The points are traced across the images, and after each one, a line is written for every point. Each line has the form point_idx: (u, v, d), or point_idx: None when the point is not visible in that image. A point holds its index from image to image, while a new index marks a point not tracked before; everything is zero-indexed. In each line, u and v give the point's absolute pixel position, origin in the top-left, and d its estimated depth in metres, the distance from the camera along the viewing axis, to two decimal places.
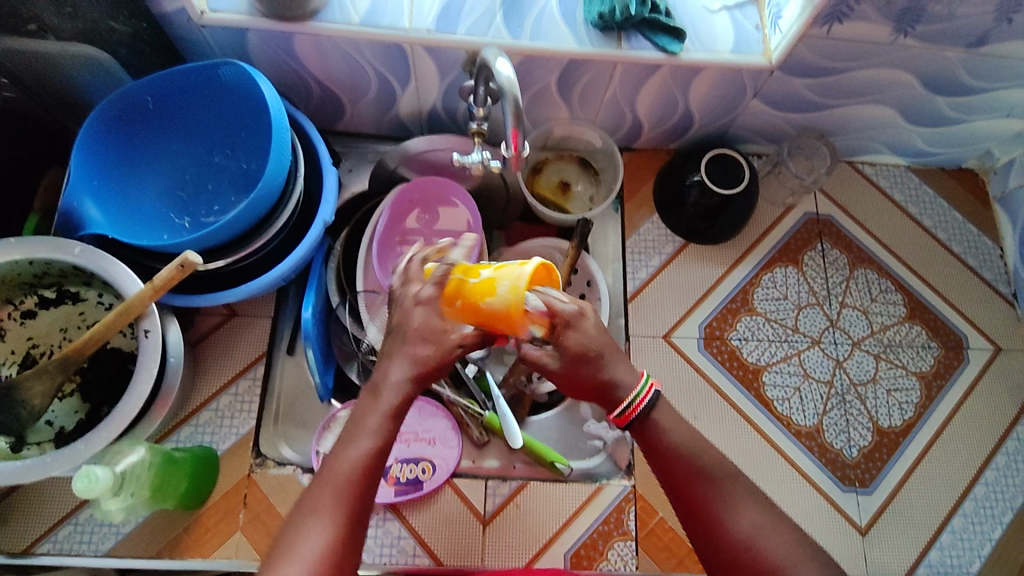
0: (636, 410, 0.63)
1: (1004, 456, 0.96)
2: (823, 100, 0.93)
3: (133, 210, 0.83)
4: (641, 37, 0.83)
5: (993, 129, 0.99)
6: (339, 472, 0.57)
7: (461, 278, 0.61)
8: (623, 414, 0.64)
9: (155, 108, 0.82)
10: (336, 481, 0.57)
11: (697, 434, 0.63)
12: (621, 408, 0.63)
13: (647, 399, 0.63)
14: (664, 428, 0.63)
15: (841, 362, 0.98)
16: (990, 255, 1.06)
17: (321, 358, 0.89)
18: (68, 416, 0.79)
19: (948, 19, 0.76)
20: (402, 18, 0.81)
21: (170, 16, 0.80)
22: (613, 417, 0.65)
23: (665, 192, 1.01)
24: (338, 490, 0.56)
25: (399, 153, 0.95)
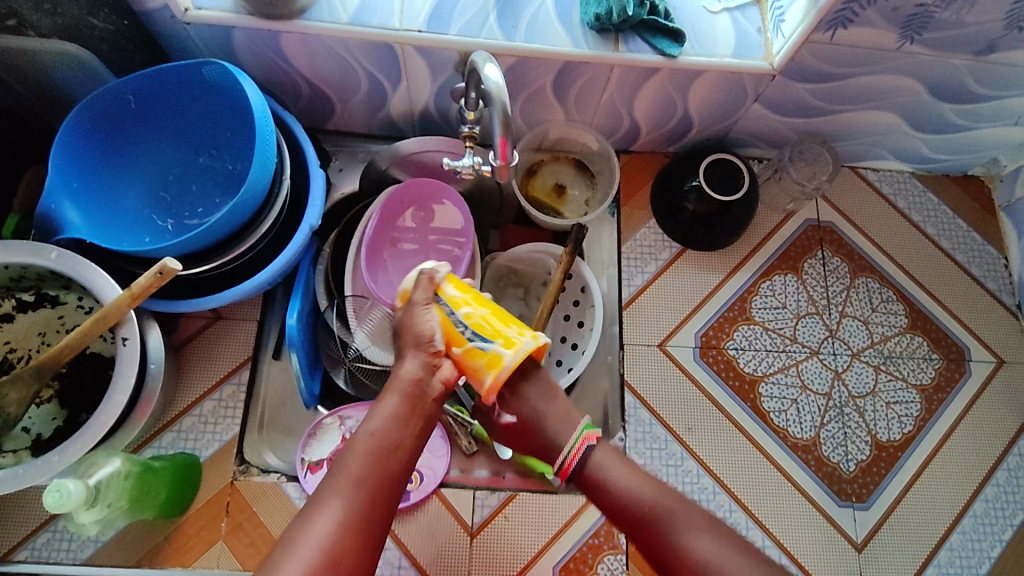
0: (573, 463, 0.68)
1: (1005, 472, 0.93)
2: (826, 106, 0.90)
3: (114, 212, 0.81)
4: (638, 39, 0.81)
5: (1000, 136, 0.96)
6: (354, 457, 0.62)
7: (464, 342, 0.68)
8: (563, 468, 0.69)
9: (137, 107, 0.80)
10: (352, 465, 0.62)
11: (637, 476, 0.67)
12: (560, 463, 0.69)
13: (582, 453, 0.68)
14: (606, 473, 0.67)
15: (840, 373, 0.96)
16: (994, 265, 1.03)
17: (307, 364, 0.87)
18: (46, 423, 0.77)
19: (957, 26, 0.74)
20: (392, 18, 0.78)
21: (153, 13, 0.77)
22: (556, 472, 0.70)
23: (662, 198, 0.99)
24: (349, 475, 0.61)
25: (390, 153, 0.92)
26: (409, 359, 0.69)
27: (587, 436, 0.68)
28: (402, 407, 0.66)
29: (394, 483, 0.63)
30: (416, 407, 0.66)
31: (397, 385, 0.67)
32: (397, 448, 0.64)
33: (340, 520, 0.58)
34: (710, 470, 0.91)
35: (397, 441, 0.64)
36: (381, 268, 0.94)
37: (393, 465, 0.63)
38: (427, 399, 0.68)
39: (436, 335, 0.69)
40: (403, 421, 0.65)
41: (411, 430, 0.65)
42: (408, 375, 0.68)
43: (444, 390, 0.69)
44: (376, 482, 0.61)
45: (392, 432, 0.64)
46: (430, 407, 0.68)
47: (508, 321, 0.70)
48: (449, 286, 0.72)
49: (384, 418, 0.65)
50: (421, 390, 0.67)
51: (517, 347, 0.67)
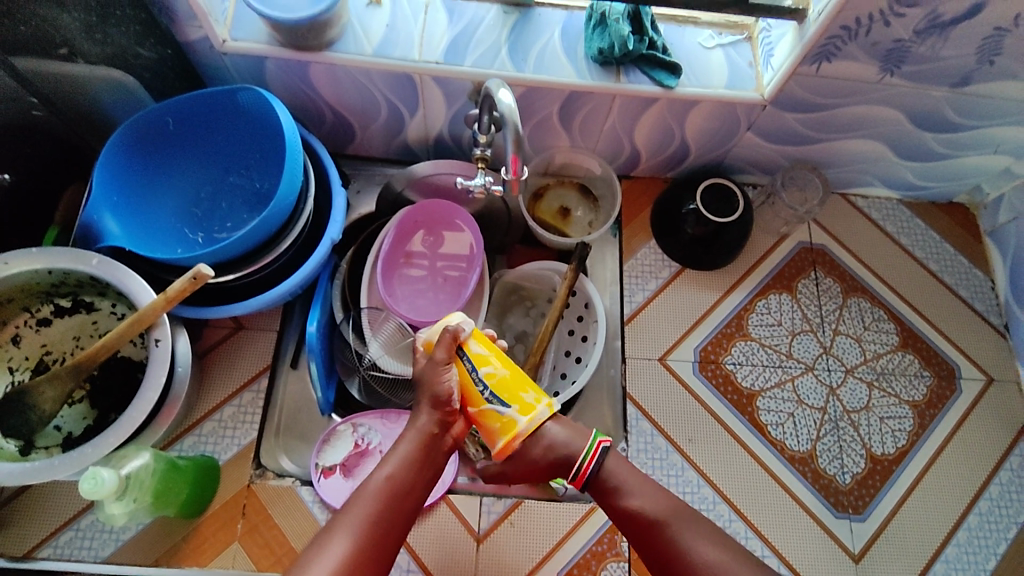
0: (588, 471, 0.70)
1: (998, 487, 0.96)
2: (814, 134, 0.96)
3: (150, 226, 0.87)
4: (638, 71, 0.87)
5: (981, 165, 1.02)
6: (367, 495, 0.66)
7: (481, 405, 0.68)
8: (578, 476, 0.70)
9: (176, 129, 0.86)
10: (365, 502, 0.65)
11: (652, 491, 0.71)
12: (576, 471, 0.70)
13: (596, 459, 0.70)
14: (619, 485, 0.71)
15: (835, 389, 1.00)
16: (981, 287, 1.08)
17: (324, 372, 0.92)
18: (77, 422, 0.82)
19: (934, 60, 0.80)
20: (412, 50, 0.86)
21: (194, 44, 0.85)
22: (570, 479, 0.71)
23: (662, 219, 1.04)
24: (362, 512, 0.64)
25: (406, 176, 1.00)
26: (427, 413, 0.71)
27: (600, 443, 0.71)
28: (416, 453, 0.69)
29: (402, 523, 0.66)
30: (429, 455, 0.70)
31: (414, 433, 0.70)
32: (408, 492, 0.67)
33: (350, 553, 0.61)
34: (710, 481, 0.94)
35: (408, 484, 0.67)
36: (395, 281, 0.99)
37: (403, 507, 0.66)
38: (440, 449, 0.71)
39: (454, 395, 0.69)
40: (417, 467, 0.69)
41: (422, 476, 0.69)
42: (426, 427, 0.70)
43: (454, 443, 0.72)
44: (386, 521, 0.64)
45: (404, 475, 0.68)
46: (440, 458, 0.71)
47: (528, 384, 0.68)
48: (474, 344, 0.69)
49: (400, 463, 0.68)
50: (436, 441, 0.70)
51: (531, 418, 0.67)
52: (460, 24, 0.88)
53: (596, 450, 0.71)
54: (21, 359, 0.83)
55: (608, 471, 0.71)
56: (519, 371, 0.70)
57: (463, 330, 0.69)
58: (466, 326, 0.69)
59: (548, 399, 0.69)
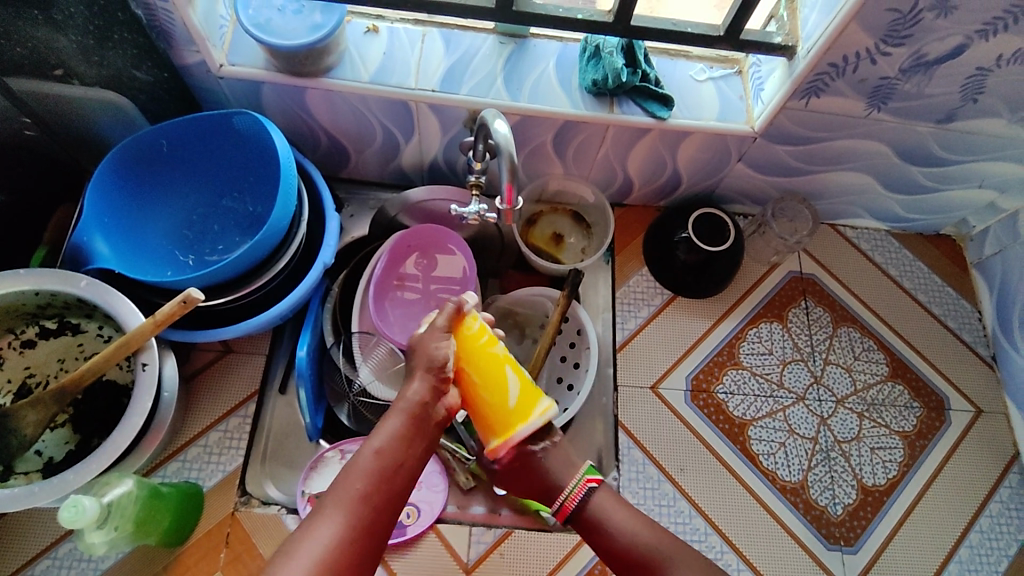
0: (574, 502, 0.73)
1: (988, 519, 0.96)
2: (804, 166, 0.97)
3: (140, 247, 0.86)
4: (631, 103, 0.89)
5: (966, 199, 1.04)
6: (357, 474, 0.63)
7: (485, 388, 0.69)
8: (564, 508, 0.73)
9: (170, 151, 0.86)
10: (355, 481, 0.62)
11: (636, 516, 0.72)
12: (561, 501, 0.73)
13: (582, 494, 0.73)
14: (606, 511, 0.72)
15: (826, 419, 1.00)
16: (969, 318, 1.09)
17: (313, 397, 0.90)
18: (59, 446, 0.80)
19: (919, 97, 0.82)
20: (408, 78, 0.87)
21: (190, 67, 0.85)
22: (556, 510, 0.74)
23: (655, 247, 1.05)
24: (350, 492, 0.61)
25: (400, 201, 0.99)
26: (420, 380, 0.69)
27: (587, 480, 0.73)
28: (405, 429, 0.67)
29: (392, 503, 0.63)
30: (420, 426, 0.67)
31: (403, 405, 0.68)
32: (398, 470, 0.65)
33: (340, 534, 0.59)
34: (701, 511, 0.93)
35: (399, 462, 0.65)
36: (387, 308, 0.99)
37: (393, 487, 0.64)
38: (430, 420, 0.68)
39: (449, 364, 0.69)
40: (407, 442, 0.66)
41: (415, 449, 0.66)
42: (416, 396, 0.68)
43: (447, 415, 0.70)
44: (375, 500, 0.62)
45: (394, 452, 0.65)
46: (432, 429, 0.68)
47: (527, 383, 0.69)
48: (479, 323, 0.70)
49: (389, 436, 0.66)
50: (428, 412, 0.68)
51: (526, 424, 0.68)
52: (457, 53, 0.89)
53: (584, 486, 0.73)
54: (3, 382, 0.82)
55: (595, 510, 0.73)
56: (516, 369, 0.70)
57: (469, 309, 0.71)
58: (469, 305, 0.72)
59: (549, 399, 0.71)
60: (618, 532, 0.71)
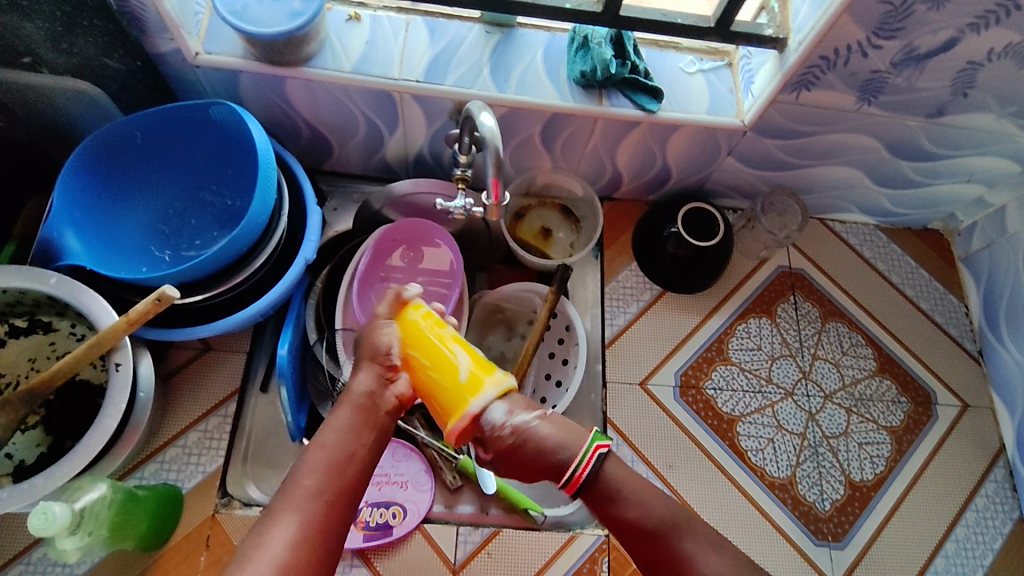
0: (583, 474, 0.70)
1: (974, 513, 0.96)
2: (794, 160, 0.96)
3: (113, 243, 0.83)
4: (621, 95, 0.87)
5: (955, 193, 1.03)
6: (307, 470, 0.63)
7: (427, 367, 0.68)
8: (572, 482, 0.70)
9: (144, 143, 0.83)
10: (305, 478, 0.62)
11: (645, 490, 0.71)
12: (569, 475, 0.70)
13: (592, 464, 0.70)
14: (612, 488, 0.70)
15: (814, 414, 0.99)
16: (956, 313, 1.09)
17: (295, 397, 0.88)
18: (29, 449, 0.77)
19: (910, 90, 0.81)
20: (392, 68, 0.84)
21: (164, 56, 0.82)
22: (564, 486, 0.71)
23: (644, 241, 1.04)
24: (301, 490, 0.61)
25: (384, 195, 0.97)
26: (363, 374, 0.70)
27: (598, 446, 0.71)
28: (355, 418, 0.67)
29: (347, 495, 0.63)
30: (370, 417, 0.68)
31: (351, 397, 0.69)
32: (350, 459, 0.65)
33: (295, 531, 0.59)
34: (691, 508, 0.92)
35: (350, 453, 0.65)
36: (372, 301, 0.96)
37: (346, 478, 0.64)
38: (379, 409, 0.69)
39: (394, 350, 0.70)
40: (357, 433, 0.67)
41: (365, 439, 0.67)
42: (362, 387, 0.69)
43: (399, 403, 0.70)
44: (328, 493, 0.62)
45: (344, 443, 0.65)
46: (384, 419, 0.69)
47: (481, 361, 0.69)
48: (418, 307, 0.72)
49: (338, 430, 0.66)
50: (376, 401, 0.69)
51: (479, 395, 0.67)
52: (442, 42, 0.87)
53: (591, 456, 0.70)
54: None
55: (605, 477, 0.70)
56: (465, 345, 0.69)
57: (412, 291, 0.73)
58: (411, 288, 0.73)
59: (504, 373, 0.69)
60: (624, 496, 0.69)
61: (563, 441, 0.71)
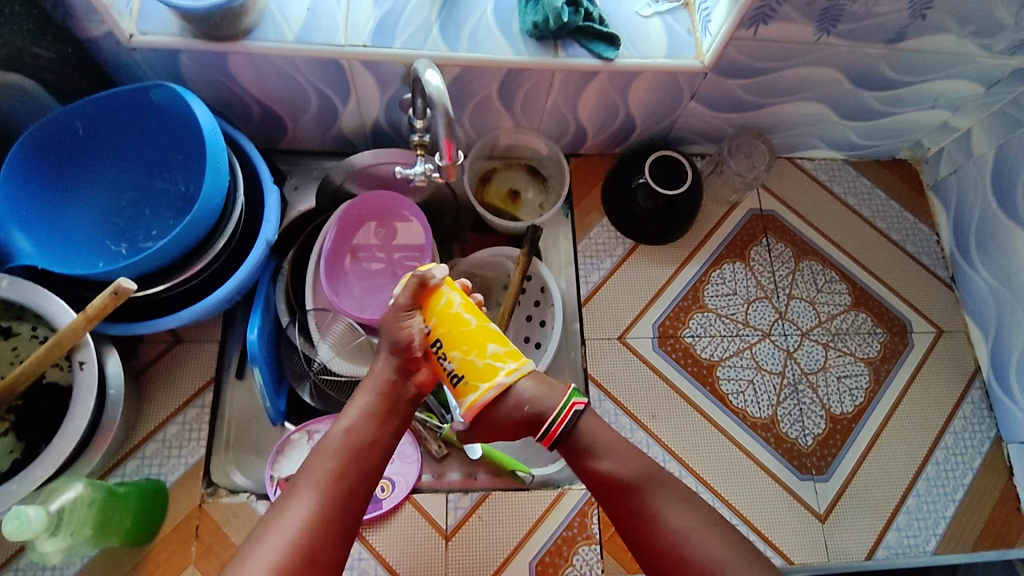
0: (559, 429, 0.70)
1: (953, 435, 0.98)
2: (757, 99, 0.95)
3: (65, 240, 0.80)
4: (576, 45, 0.85)
5: (921, 121, 1.03)
6: (330, 452, 0.65)
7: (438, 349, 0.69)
8: (548, 435, 0.70)
9: (86, 134, 0.80)
10: (328, 458, 0.64)
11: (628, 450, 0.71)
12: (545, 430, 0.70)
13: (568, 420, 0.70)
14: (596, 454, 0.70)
15: (792, 352, 1.00)
16: (927, 241, 1.09)
17: (271, 381, 0.87)
18: (2, 457, 0.75)
19: (868, 17, 0.79)
20: (337, 34, 0.81)
21: (97, 40, 0.78)
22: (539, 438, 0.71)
23: (613, 196, 1.03)
24: (323, 471, 0.63)
25: (343, 168, 0.95)
26: (384, 362, 0.71)
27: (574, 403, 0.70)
28: (376, 405, 0.69)
29: (368, 478, 0.66)
30: (390, 407, 0.70)
31: (373, 384, 0.70)
32: (372, 444, 0.67)
33: (315, 509, 0.61)
34: (676, 455, 0.93)
35: (370, 438, 0.67)
36: (342, 277, 0.96)
37: (368, 460, 0.66)
38: (401, 398, 0.71)
39: (416, 340, 0.68)
40: (378, 420, 0.68)
41: (386, 428, 0.69)
42: (384, 376, 0.70)
43: (418, 391, 0.72)
44: (351, 473, 0.64)
45: (367, 429, 0.67)
46: (404, 408, 0.71)
47: (482, 365, 0.66)
48: (447, 286, 0.68)
49: (358, 416, 0.68)
50: (397, 391, 0.70)
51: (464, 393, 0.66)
52: (387, 4, 0.83)
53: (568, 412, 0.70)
54: None
55: (580, 432, 0.71)
56: (478, 339, 0.66)
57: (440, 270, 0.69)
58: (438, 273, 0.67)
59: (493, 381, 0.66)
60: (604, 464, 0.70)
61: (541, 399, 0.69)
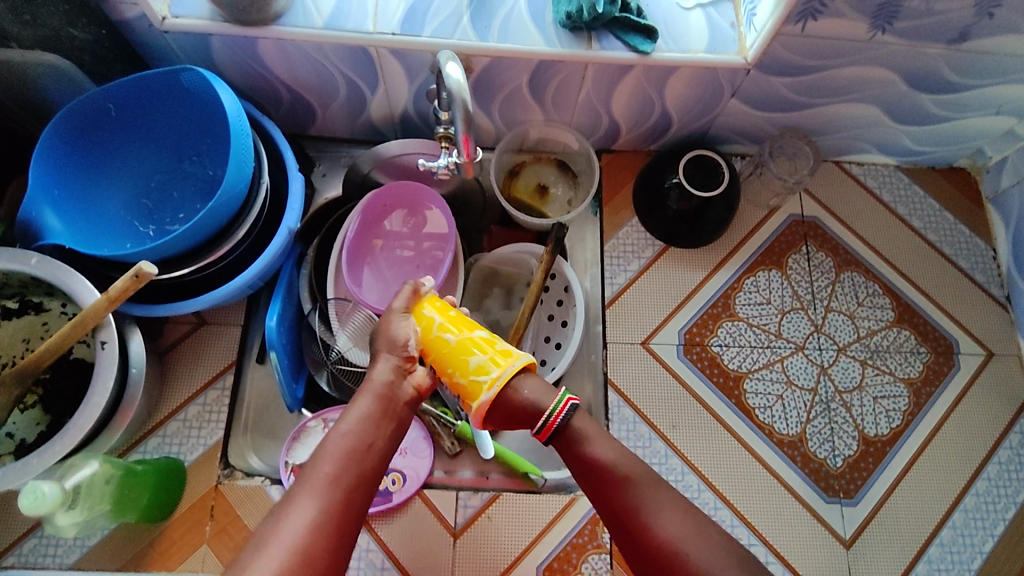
0: (556, 422, 0.70)
1: (997, 466, 0.92)
2: (803, 99, 0.90)
3: (95, 220, 0.81)
4: (612, 36, 0.81)
5: (983, 127, 0.95)
6: (326, 458, 0.64)
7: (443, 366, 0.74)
8: (547, 427, 0.70)
9: (118, 116, 0.81)
10: (324, 464, 0.64)
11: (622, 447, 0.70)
12: (542, 422, 0.70)
13: (565, 412, 0.70)
14: (585, 437, 0.70)
15: (826, 368, 0.95)
16: (982, 257, 1.02)
17: (289, 369, 0.87)
18: (29, 428, 0.78)
19: (928, 14, 0.73)
20: (366, 21, 0.79)
21: (130, 22, 0.78)
22: (536, 432, 0.71)
23: (643, 195, 0.99)
24: (321, 477, 0.62)
25: (371, 157, 0.94)
26: (383, 362, 0.73)
27: (569, 399, 0.71)
28: (374, 407, 0.69)
29: (365, 483, 0.65)
30: (388, 410, 0.70)
31: (370, 387, 0.71)
32: (369, 449, 0.67)
33: (313, 517, 0.59)
34: (695, 468, 0.90)
35: (367, 442, 0.67)
36: (364, 270, 0.95)
37: (365, 466, 0.65)
38: (398, 401, 0.72)
39: (410, 341, 0.75)
40: (376, 423, 0.69)
41: (383, 431, 0.69)
42: (382, 377, 0.72)
43: (417, 395, 0.74)
44: (348, 479, 0.63)
45: (364, 432, 0.67)
46: (401, 410, 0.72)
47: (474, 371, 0.71)
48: (429, 304, 0.76)
49: (356, 419, 0.68)
50: (393, 393, 0.72)
51: (473, 398, 0.71)
52: None
53: (565, 406, 0.71)
54: None
55: (574, 428, 0.71)
56: (468, 347, 0.72)
57: (427, 283, 0.78)
58: (425, 284, 0.77)
59: (490, 382, 0.70)
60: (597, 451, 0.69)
61: (533, 394, 0.71)
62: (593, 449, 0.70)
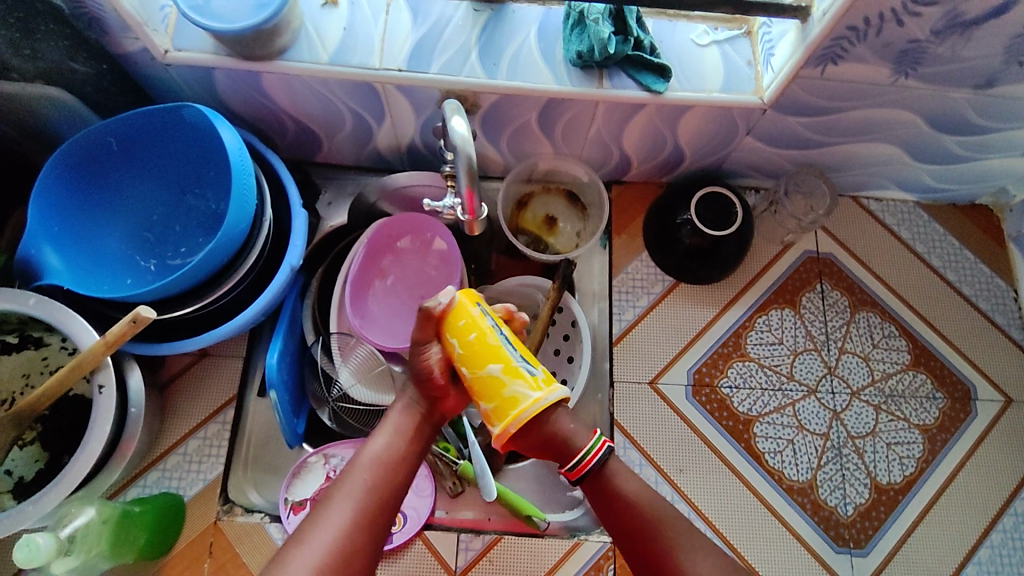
0: (589, 465, 0.67)
1: (1013, 518, 0.89)
2: (820, 137, 0.87)
3: (95, 256, 0.80)
4: (623, 75, 0.79)
5: (1007, 167, 0.92)
6: (361, 467, 0.65)
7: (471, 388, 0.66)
8: (578, 468, 0.67)
9: (120, 150, 0.79)
10: (359, 473, 0.64)
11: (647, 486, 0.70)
12: (575, 463, 0.67)
13: (599, 455, 0.68)
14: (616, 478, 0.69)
15: (838, 413, 0.93)
16: (1003, 299, 0.99)
17: (290, 407, 0.86)
18: (28, 465, 0.77)
19: (954, 61, 0.71)
20: (372, 56, 0.77)
21: (132, 56, 0.76)
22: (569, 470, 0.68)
23: (654, 230, 0.97)
24: (357, 485, 0.63)
25: (379, 186, 0.93)
26: (416, 382, 0.71)
27: (603, 442, 0.69)
28: (409, 420, 0.69)
29: (398, 494, 0.66)
30: (421, 426, 0.70)
31: (406, 402, 0.70)
32: (404, 461, 0.67)
33: (348, 522, 0.61)
34: (701, 514, 0.88)
35: (402, 455, 0.67)
36: (367, 302, 0.93)
37: (398, 478, 0.66)
38: (431, 417, 0.70)
39: (435, 369, 0.67)
40: (408, 438, 0.68)
41: (416, 446, 0.68)
42: (415, 395, 0.70)
43: (444, 414, 0.72)
44: (381, 490, 0.64)
45: (398, 446, 0.67)
46: (431, 427, 0.70)
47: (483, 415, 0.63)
48: (449, 326, 0.64)
49: (391, 433, 0.68)
50: (429, 408, 0.70)
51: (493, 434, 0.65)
52: (426, 25, 0.79)
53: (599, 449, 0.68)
54: None
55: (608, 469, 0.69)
56: (477, 387, 0.63)
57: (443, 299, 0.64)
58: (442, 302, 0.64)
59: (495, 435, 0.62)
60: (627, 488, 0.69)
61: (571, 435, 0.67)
62: (623, 487, 0.69)
